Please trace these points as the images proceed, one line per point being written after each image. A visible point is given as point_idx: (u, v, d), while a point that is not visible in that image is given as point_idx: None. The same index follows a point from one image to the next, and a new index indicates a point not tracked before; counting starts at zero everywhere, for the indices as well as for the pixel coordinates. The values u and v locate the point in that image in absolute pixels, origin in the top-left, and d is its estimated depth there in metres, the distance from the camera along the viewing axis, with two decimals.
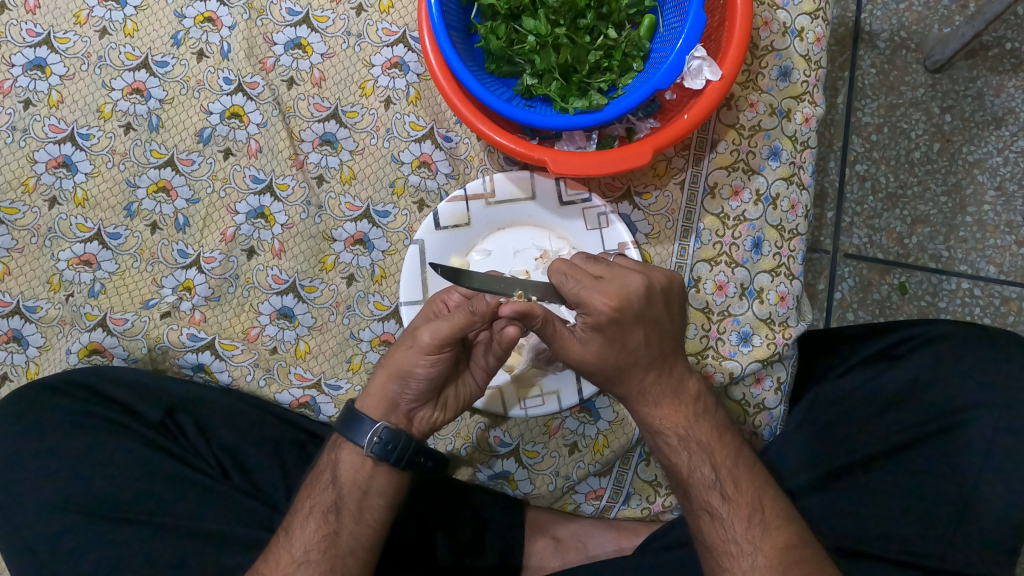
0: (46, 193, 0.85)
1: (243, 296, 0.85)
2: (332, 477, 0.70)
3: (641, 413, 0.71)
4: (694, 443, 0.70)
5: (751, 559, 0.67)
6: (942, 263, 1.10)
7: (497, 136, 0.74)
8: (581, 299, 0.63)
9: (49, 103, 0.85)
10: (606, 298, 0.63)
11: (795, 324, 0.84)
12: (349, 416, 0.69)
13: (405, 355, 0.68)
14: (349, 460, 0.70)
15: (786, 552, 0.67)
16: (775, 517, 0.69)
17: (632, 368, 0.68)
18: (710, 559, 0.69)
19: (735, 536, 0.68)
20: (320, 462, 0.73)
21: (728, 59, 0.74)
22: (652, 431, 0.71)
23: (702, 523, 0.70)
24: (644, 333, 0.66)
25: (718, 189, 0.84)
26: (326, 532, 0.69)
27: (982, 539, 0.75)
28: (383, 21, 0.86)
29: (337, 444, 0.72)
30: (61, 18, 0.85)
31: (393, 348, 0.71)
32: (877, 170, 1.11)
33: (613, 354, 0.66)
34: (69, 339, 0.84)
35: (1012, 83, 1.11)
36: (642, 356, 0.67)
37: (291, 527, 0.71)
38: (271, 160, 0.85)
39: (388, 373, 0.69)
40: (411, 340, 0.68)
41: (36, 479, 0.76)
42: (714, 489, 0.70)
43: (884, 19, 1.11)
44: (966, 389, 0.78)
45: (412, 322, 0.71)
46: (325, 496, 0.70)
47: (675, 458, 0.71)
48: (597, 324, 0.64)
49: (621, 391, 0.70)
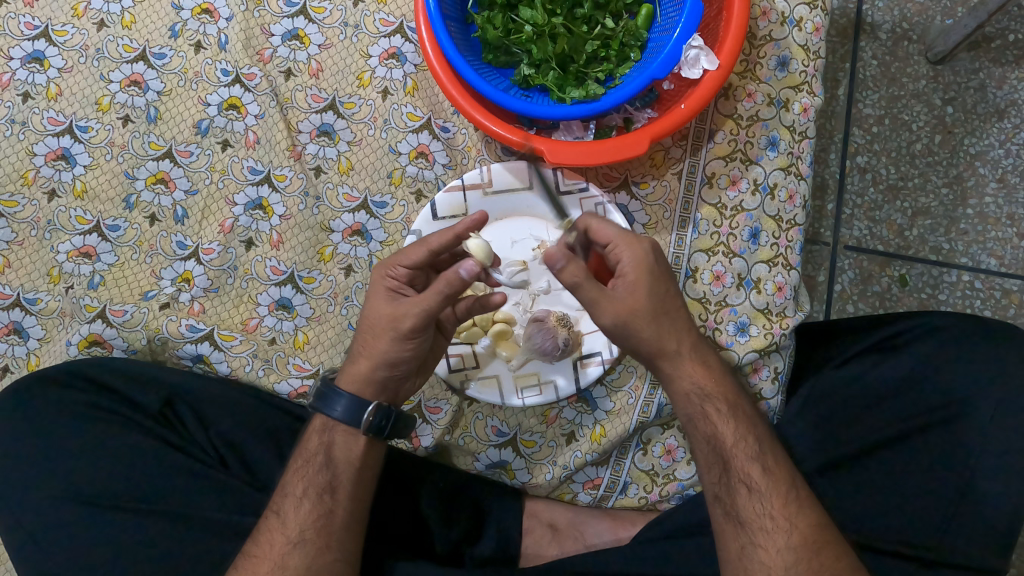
0: (45, 185, 0.85)
1: (242, 287, 0.85)
2: (326, 459, 0.72)
3: (690, 377, 0.70)
4: (737, 411, 0.71)
5: (786, 536, 0.67)
6: (943, 255, 1.10)
7: (494, 126, 0.74)
8: (621, 248, 0.67)
9: (48, 96, 0.85)
10: (646, 246, 0.67)
11: (792, 314, 0.84)
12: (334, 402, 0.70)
13: (386, 345, 0.69)
14: (342, 441, 0.72)
15: (818, 530, 0.68)
16: (807, 497, 0.70)
17: (672, 326, 0.69)
18: (743, 536, 0.68)
19: (772, 512, 0.68)
20: (305, 444, 0.73)
21: (726, 48, 0.73)
22: (701, 399, 0.70)
23: (740, 497, 0.69)
24: (678, 292, 0.69)
25: (715, 180, 0.83)
26: (321, 511, 0.70)
27: (977, 530, 0.75)
28: (380, 12, 0.86)
29: (327, 427, 0.73)
30: (59, 11, 0.86)
31: (364, 338, 0.71)
32: (878, 162, 1.11)
33: (659, 312, 0.68)
34: (70, 331, 0.84)
35: (1015, 75, 1.10)
36: (681, 318, 0.69)
37: (282, 509, 0.71)
38: (268, 151, 0.85)
39: (373, 362, 0.70)
40: (389, 328, 0.69)
41: (37, 468, 0.76)
42: (756, 461, 0.69)
43: (885, 11, 1.11)
44: (963, 380, 0.78)
45: (370, 310, 0.70)
46: (318, 476, 0.71)
47: (722, 426, 0.70)
48: (644, 276, 0.66)
49: (662, 355, 0.69)
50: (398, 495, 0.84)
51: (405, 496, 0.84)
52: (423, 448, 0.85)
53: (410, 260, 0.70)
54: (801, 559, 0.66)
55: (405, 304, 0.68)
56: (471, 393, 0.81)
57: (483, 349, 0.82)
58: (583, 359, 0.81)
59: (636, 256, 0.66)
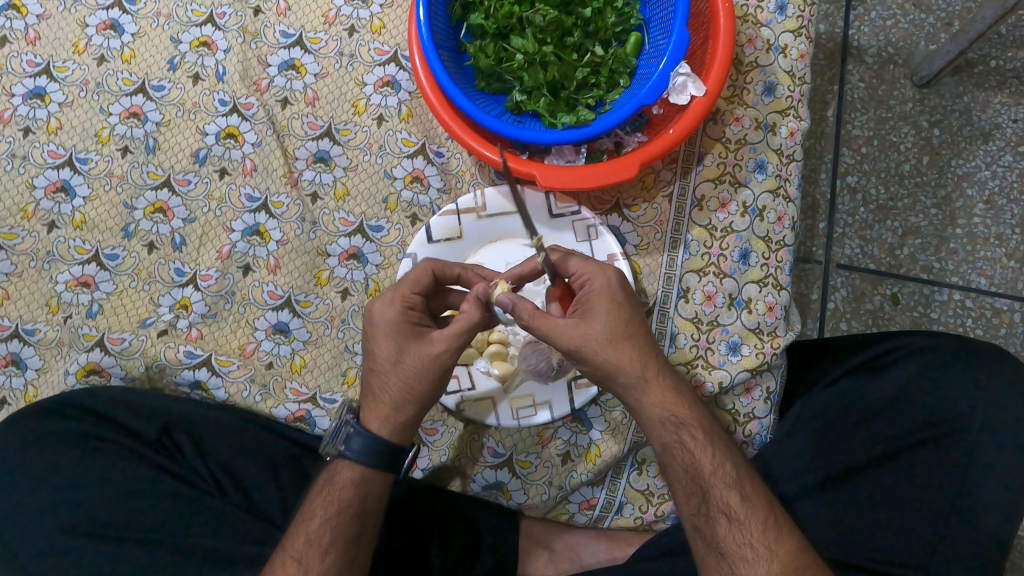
0: (44, 218, 0.86)
1: (239, 312, 0.86)
2: (359, 511, 0.71)
3: (654, 408, 0.69)
4: (712, 437, 0.71)
5: (766, 564, 0.67)
6: (933, 274, 1.12)
7: (486, 151, 0.75)
8: (587, 277, 0.69)
9: (48, 130, 0.87)
10: (612, 274, 0.69)
11: (783, 333, 0.85)
12: (365, 446, 0.70)
13: (433, 382, 0.69)
14: (378, 492, 0.72)
15: (799, 556, 0.69)
16: (791, 525, 0.71)
17: (635, 349, 0.68)
18: (724, 566, 0.68)
19: (751, 540, 0.68)
20: (336, 493, 0.71)
21: (713, 76, 0.75)
22: (676, 427, 0.70)
23: (719, 527, 0.69)
24: (642, 317, 0.70)
25: (705, 202, 0.85)
26: (347, 560, 0.71)
27: (970, 549, 0.75)
28: (374, 42, 0.88)
29: (365, 478, 0.71)
30: (61, 48, 0.87)
31: (402, 384, 0.69)
32: (868, 182, 1.12)
33: (621, 336, 0.68)
34: (68, 360, 0.85)
35: (999, 99, 1.12)
36: (645, 343, 0.69)
37: (305, 557, 0.70)
38: (265, 178, 0.87)
39: (419, 404, 0.70)
40: (434, 365, 0.68)
41: (35, 496, 0.76)
42: (733, 488, 0.70)
43: (871, 35, 1.13)
44: (953, 399, 0.79)
45: (405, 357, 0.68)
46: (349, 528, 0.71)
47: (698, 453, 0.70)
48: (607, 300, 0.68)
49: (630, 381, 0.69)
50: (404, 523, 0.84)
51: (403, 521, 0.83)
52: (421, 469, 0.86)
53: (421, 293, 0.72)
54: None
55: (444, 337, 0.67)
56: (466, 413, 0.81)
57: (479, 369, 0.83)
58: (577, 379, 0.82)
59: (600, 283, 0.68)
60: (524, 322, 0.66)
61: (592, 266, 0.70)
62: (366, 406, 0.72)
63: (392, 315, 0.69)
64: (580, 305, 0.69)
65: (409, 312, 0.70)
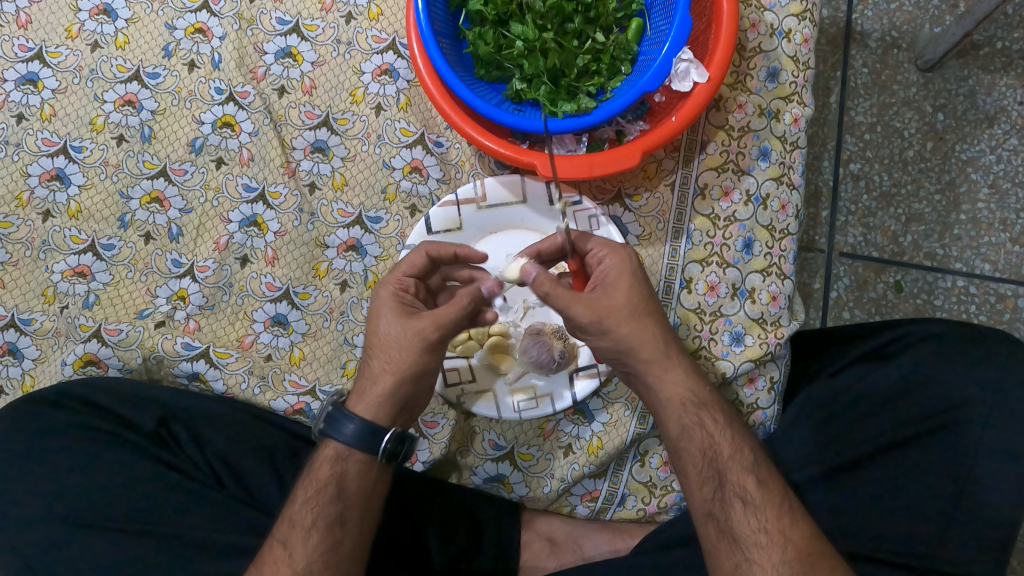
0: (39, 207, 0.85)
1: (237, 304, 0.85)
2: (337, 491, 0.69)
3: (672, 386, 0.69)
4: (731, 421, 0.71)
5: (780, 550, 0.66)
6: (937, 261, 1.10)
7: (486, 140, 0.74)
8: (605, 253, 0.70)
9: (42, 117, 0.86)
10: (632, 254, 0.70)
11: (787, 323, 0.84)
12: (355, 429, 0.69)
13: (414, 356, 0.68)
14: (356, 472, 0.70)
15: (812, 543, 0.67)
16: (803, 511, 0.70)
17: (655, 327, 0.68)
18: (738, 553, 0.67)
19: (767, 526, 0.67)
20: (314, 474, 0.70)
21: (716, 61, 0.74)
22: (697, 408, 0.69)
23: (734, 512, 0.68)
24: (658, 298, 0.70)
25: (708, 190, 0.84)
26: (329, 543, 0.69)
27: (975, 540, 0.75)
28: (372, 29, 0.86)
29: (341, 456, 0.70)
30: (53, 33, 0.86)
31: (386, 354, 0.69)
32: (871, 169, 1.11)
33: (643, 312, 0.68)
34: (64, 351, 0.84)
35: (1004, 81, 1.11)
36: (665, 323, 0.70)
37: (290, 540, 0.69)
38: (263, 168, 0.86)
39: (400, 378, 0.69)
40: (415, 337, 0.68)
41: (33, 488, 0.76)
42: (751, 473, 0.69)
43: (875, 19, 1.12)
44: (958, 387, 0.78)
45: (390, 327, 0.69)
46: (329, 508, 0.69)
47: (718, 436, 0.69)
48: (628, 277, 0.68)
49: (651, 359, 0.68)
50: (400, 517, 0.83)
51: (404, 515, 0.83)
52: (422, 462, 0.84)
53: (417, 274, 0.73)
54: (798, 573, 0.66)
55: (432, 313, 0.68)
56: (467, 406, 0.80)
57: (479, 363, 0.82)
58: (579, 371, 0.81)
59: (617, 259, 0.69)
60: (545, 294, 0.66)
61: (611, 244, 0.70)
62: (357, 391, 0.71)
63: (388, 293, 0.71)
64: (600, 281, 0.68)
65: (403, 293, 0.72)
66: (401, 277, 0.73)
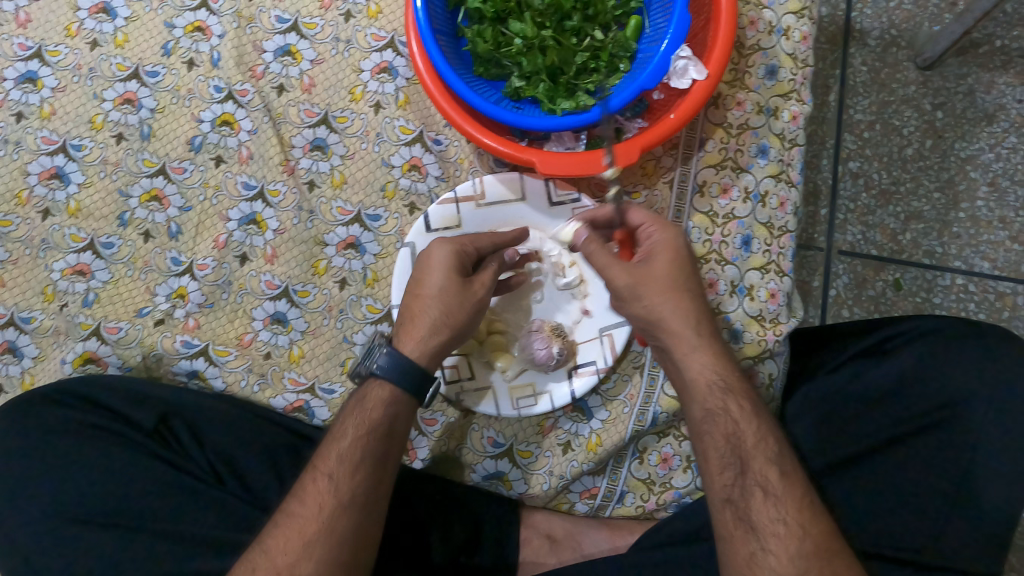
0: (38, 205, 0.85)
1: (237, 302, 0.85)
2: (388, 431, 0.69)
3: (698, 364, 0.70)
4: (758, 412, 0.70)
5: (798, 543, 0.66)
6: (936, 259, 1.11)
7: (485, 138, 0.74)
8: (653, 229, 0.73)
9: (41, 115, 0.86)
10: (679, 235, 0.73)
11: (786, 320, 0.84)
12: (394, 362, 0.69)
13: (471, 314, 0.72)
14: (405, 416, 0.71)
15: (831, 539, 0.67)
16: (821, 506, 0.69)
17: (691, 305, 0.71)
18: (754, 542, 0.66)
19: (786, 518, 0.66)
20: (366, 411, 0.70)
21: (713, 59, 0.74)
22: (723, 393, 0.69)
23: (754, 500, 0.67)
24: (700, 281, 0.73)
25: (706, 188, 0.84)
26: (375, 479, 0.68)
27: (972, 535, 0.75)
28: (371, 27, 0.86)
29: (395, 401, 0.70)
30: (53, 31, 0.86)
31: (444, 306, 0.71)
32: (870, 167, 1.11)
33: (681, 287, 0.71)
34: (64, 349, 0.84)
35: (1003, 79, 1.11)
36: (701, 303, 0.72)
37: (336, 472, 0.68)
38: (262, 166, 0.86)
39: (452, 333, 0.71)
40: (473, 296, 0.72)
41: (34, 486, 0.76)
42: (774, 465, 0.68)
43: (874, 17, 1.12)
44: (957, 383, 0.78)
45: (450, 282, 0.71)
46: (379, 446, 0.69)
47: (743, 423, 0.69)
48: (671, 253, 0.71)
49: (682, 335, 0.70)
50: (400, 512, 0.83)
51: (403, 509, 0.83)
52: (421, 460, 0.85)
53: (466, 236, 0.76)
54: (814, 567, 0.65)
55: (486, 278, 0.73)
56: (465, 403, 0.81)
57: (479, 359, 0.82)
58: (577, 369, 0.81)
59: (666, 235, 0.72)
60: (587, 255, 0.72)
61: (658, 222, 0.73)
62: (400, 334, 0.72)
63: (448, 252, 0.72)
64: (644, 254, 0.72)
65: (462, 254, 0.74)
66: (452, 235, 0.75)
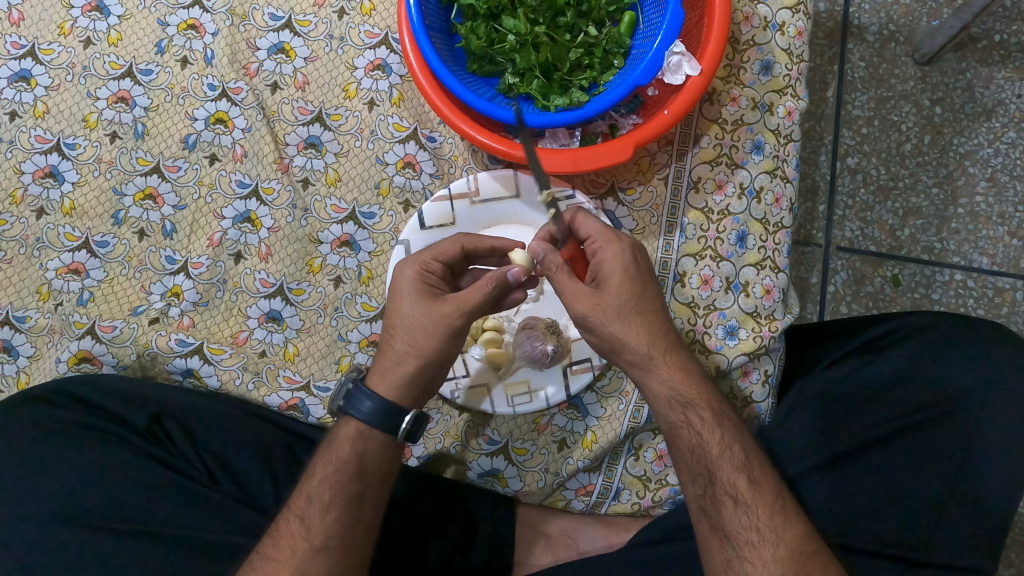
0: (33, 204, 0.85)
1: (231, 300, 0.85)
2: (357, 470, 0.69)
3: (653, 387, 0.68)
4: (721, 419, 0.69)
5: (772, 548, 0.66)
6: (935, 255, 1.10)
7: (479, 135, 0.74)
8: (599, 245, 0.68)
9: (35, 114, 0.86)
10: (627, 245, 0.67)
11: (782, 317, 0.83)
12: (370, 406, 0.68)
13: (441, 342, 0.68)
14: (376, 451, 0.70)
15: (805, 541, 0.68)
16: (794, 509, 0.69)
17: (642, 326, 0.67)
18: (729, 549, 0.67)
19: (758, 524, 0.67)
20: (335, 450, 0.70)
21: (707, 54, 0.74)
22: (683, 407, 0.68)
23: (725, 509, 0.67)
24: (656, 291, 0.68)
25: (701, 184, 0.84)
26: (349, 519, 0.68)
27: (965, 530, 0.75)
28: (365, 24, 0.86)
29: (363, 435, 0.69)
30: (46, 30, 0.86)
31: (410, 337, 0.68)
32: (868, 163, 1.11)
33: (631, 311, 0.66)
34: (59, 348, 0.84)
35: (1001, 75, 1.11)
36: (655, 320, 0.68)
37: (307, 515, 0.68)
38: (256, 164, 0.86)
39: (423, 362, 0.68)
40: (442, 324, 0.67)
41: (29, 485, 0.76)
42: (741, 471, 0.68)
43: (872, 12, 1.11)
44: (952, 379, 0.78)
45: (414, 312, 0.68)
46: (348, 485, 0.69)
47: (706, 434, 0.68)
48: (619, 273, 0.66)
49: (635, 360, 0.68)
50: (399, 516, 0.83)
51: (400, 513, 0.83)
52: (417, 457, 0.84)
53: (446, 257, 0.72)
54: (788, 570, 0.66)
55: (458, 299, 0.67)
56: (458, 401, 0.81)
57: (474, 356, 0.81)
58: (572, 366, 0.81)
59: (615, 252, 0.67)
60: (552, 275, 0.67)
61: (607, 235, 0.68)
62: (375, 369, 0.71)
63: (412, 275, 0.70)
64: (596, 274, 0.68)
65: (428, 274, 0.71)
66: (425, 258, 0.71)
